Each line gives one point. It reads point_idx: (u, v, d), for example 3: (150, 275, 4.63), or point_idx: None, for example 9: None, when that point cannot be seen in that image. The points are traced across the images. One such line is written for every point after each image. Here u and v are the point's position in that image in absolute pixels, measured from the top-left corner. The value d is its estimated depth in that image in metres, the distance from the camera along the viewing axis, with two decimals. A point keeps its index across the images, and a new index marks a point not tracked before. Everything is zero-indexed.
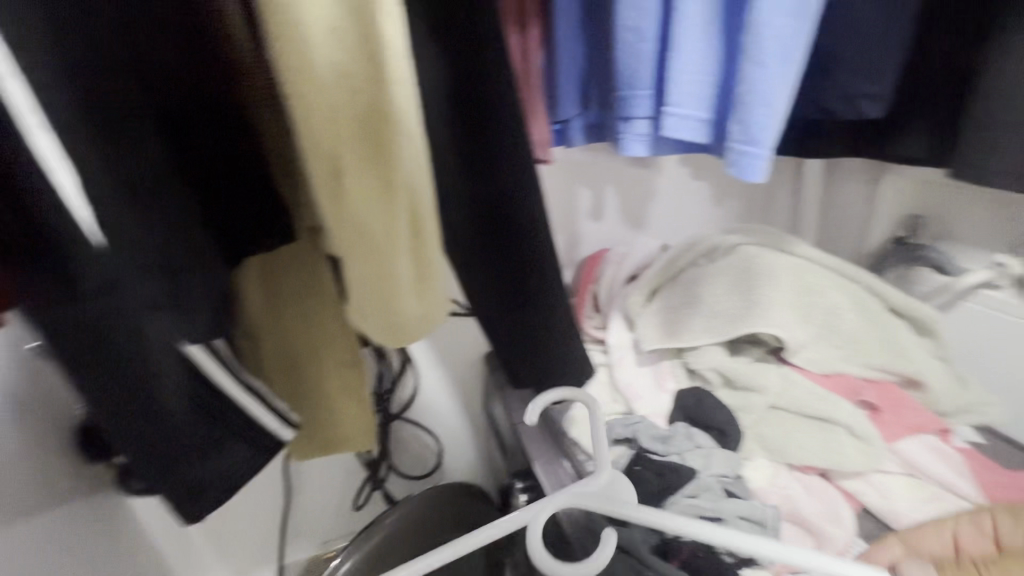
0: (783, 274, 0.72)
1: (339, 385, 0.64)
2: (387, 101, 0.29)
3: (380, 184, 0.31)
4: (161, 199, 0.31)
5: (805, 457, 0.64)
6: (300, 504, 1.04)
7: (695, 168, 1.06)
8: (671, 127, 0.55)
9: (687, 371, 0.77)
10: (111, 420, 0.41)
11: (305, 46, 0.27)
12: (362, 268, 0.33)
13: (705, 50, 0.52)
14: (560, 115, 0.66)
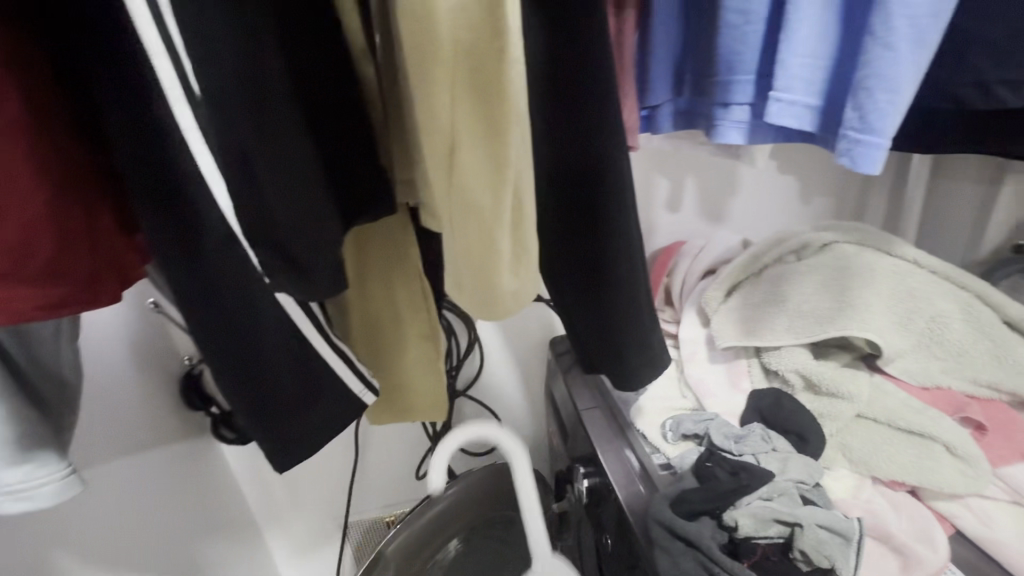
0: (882, 276, 0.68)
1: (420, 357, 0.67)
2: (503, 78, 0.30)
3: (489, 161, 0.32)
4: (285, 164, 0.36)
5: (894, 472, 0.60)
6: (367, 466, 1.10)
7: (784, 163, 1.00)
8: (777, 114, 0.53)
9: (765, 371, 0.74)
10: (233, 366, 0.47)
11: (433, 27, 0.29)
12: (464, 241, 0.35)
13: (819, 34, 0.50)
14: (650, 101, 0.64)
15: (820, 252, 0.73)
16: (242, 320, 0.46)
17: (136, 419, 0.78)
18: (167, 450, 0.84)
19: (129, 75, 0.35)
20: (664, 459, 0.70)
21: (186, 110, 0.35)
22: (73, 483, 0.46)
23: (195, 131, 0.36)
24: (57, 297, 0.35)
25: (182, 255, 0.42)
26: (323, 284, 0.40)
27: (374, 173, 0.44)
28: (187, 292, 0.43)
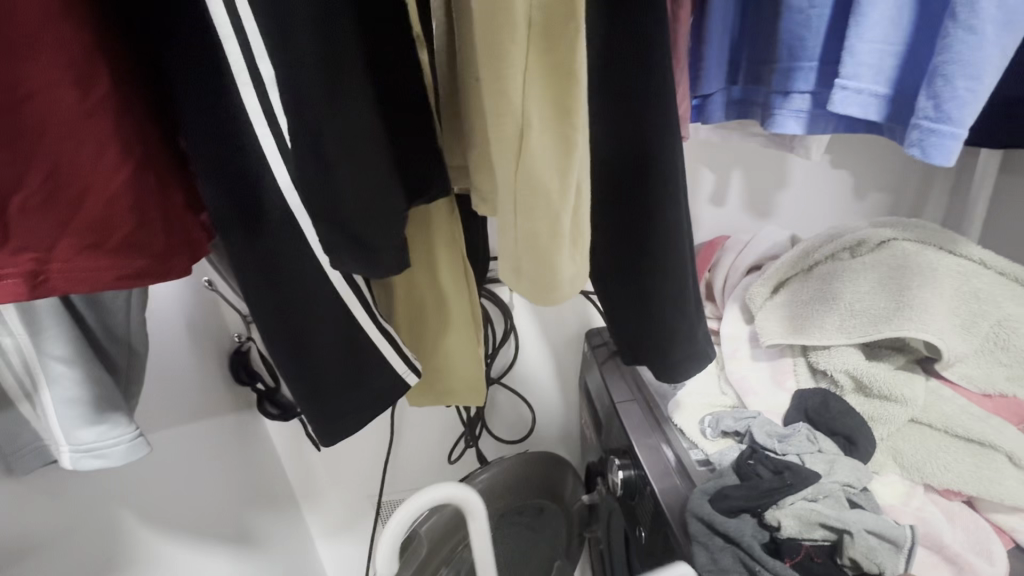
0: (944, 276, 0.65)
1: (460, 341, 0.68)
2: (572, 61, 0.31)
3: (559, 143, 0.33)
4: (353, 148, 0.38)
5: (950, 481, 0.57)
6: (402, 448, 1.13)
7: (837, 156, 0.96)
8: (842, 102, 0.52)
9: (811, 371, 0.72)
10: (286, 340, 0.48)
11: (511, 11, 0.30)
12: (528, 225, 0.35)
13: (892, 17, 0.49)
14: (702, 90, 0.63)
15: (878, 249, 0.70)
16: (298, 298, 0.48)
17: (192, 390, 0.82)
18: (216, 422, 0.88)
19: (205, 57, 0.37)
20: (702, 455, 0.68)
21: (253, 93, 0.39)
22: (141, 446, 0.49)
23: (260, 113, 0.39)
24: (135, 268, 0.35)
25: (243, 235, 0.44)
26: (386, 262, 0.43)
27: (430, 155, 0.46)
28: (248, 270, 0.45)
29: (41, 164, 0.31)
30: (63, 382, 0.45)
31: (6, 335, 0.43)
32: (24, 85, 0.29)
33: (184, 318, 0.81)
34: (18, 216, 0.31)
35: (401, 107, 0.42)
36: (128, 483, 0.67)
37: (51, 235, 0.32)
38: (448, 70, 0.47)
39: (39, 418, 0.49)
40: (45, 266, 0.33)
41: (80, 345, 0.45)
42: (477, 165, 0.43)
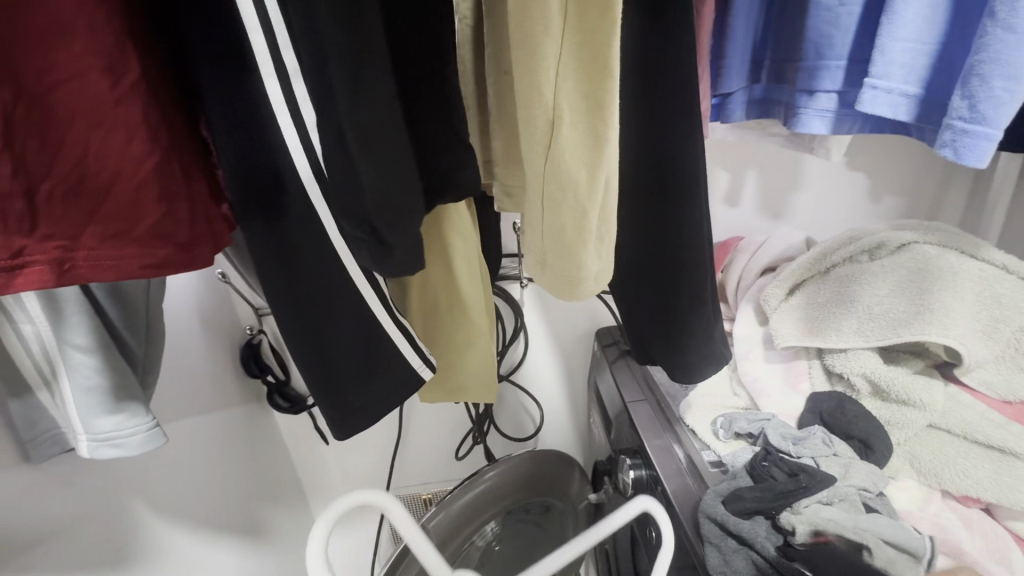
0: (965, 280, 0.64)
1: (475, 337, 0.68)
2: (604, 57, 0.31)
3: (589, 135, 0.33)
4: (377, 142, 0.37)
5: (969, 487, 0.57)
6: (409, 442, 1.13)
7: (855, 159, 0.95)
8: (871, 101, 0.52)
9: (826, 373, 0.71)
10: (299, 328, 0.49)
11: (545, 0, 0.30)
12: (555, 218, 0.36)
13: (924, 17, 0.48)
14: (724, 89, 0.63)
15: (898, 251, 0.69)
16: (317, 288, 0.48)
17: (204, 381, 0.83)
18: (224, 414, 0.88)
19: (227, 45, 0.37)
20: (715, 456, 0.68)
21: (276, 83, 0.38)
22: (157, 436, 0.49)
23: (283, 104, 0.39)
24: (159, 257, 0.35)
25: (263, 224, 0.44)
26: (398, 260, 0.42)
27: (454, 149, 0.44)
28: (268, 259, 0.45)
29: (71, 153, 0.31)
30: (83, 370, 0.45)
31: (27, 322, 0.43)
32: (54, 74, 0.29)
33: (197, 309, 0.81)
34: (47, 203, 0.31)
35: (427, 99, 0.42)
36: (143, 473, 0.67)
37: (78, 224, 0.32)
38: (473, 64, 0.47)
39: (57, 406, 0.49)
40: (71, 254, 0.33)
41: (100, 334, 0.45)
42: (505, 162, 0.47)
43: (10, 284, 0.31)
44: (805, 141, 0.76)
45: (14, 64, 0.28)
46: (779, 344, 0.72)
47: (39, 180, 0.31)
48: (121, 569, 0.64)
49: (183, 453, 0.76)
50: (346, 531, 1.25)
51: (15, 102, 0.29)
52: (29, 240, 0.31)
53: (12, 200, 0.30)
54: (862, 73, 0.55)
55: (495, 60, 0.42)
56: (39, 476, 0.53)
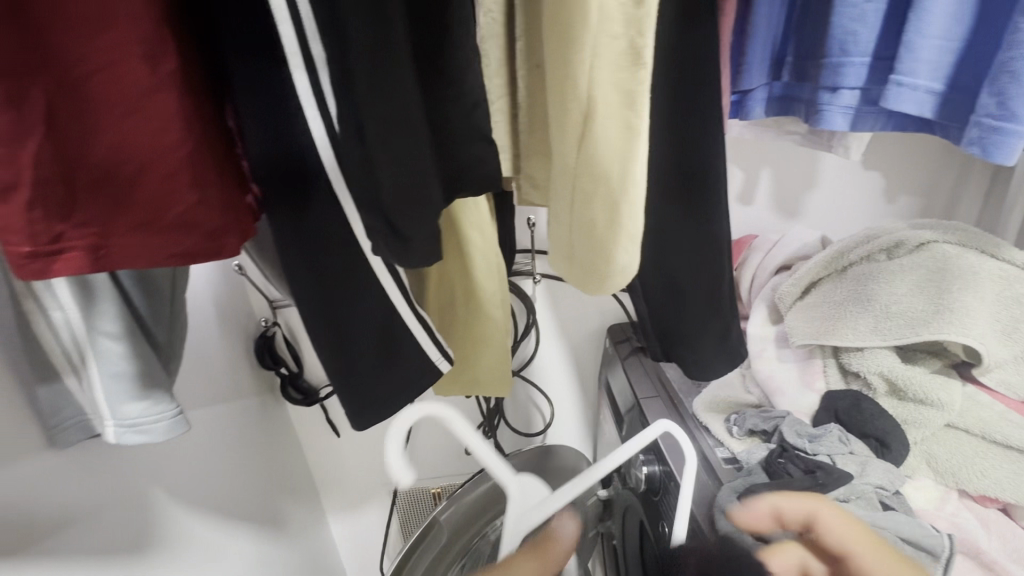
0: (986, 280, 0.63)
1: (491, 331, 0.69)
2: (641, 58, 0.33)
3: (622, 128, 0.35)
4: (398, 135, 0.37)
5: (987, 486, 0.57)
6: (419, 436, 1.14)
7: (871, 158, 0.95)
8: (896, 99, 0.52)
9: (841, 372, 0.71)
10: (319, 320, 0.49)
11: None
12: (584, 211, 0.39)
13: (948, 16, 0.50)
14: (744, 86, 0.63)
15: (917, 250, 0.69)
16: (340, 280, 0.48)
17: (221, 372, 0.84)
18: (239, 404, 0.89)
19: (250, 31, 0.37)
20: (728, 453, 0.68)
21: (304, 75, 0.38)
22: (180, 423, 0.50)
23: (310, 96, 0.38)
24: (187, 247, 0.35)
25: (287, 216, 0.44)
26: (418, 253, 0.42)
27: (474, 143, 0.44)
28: (292, 250, 0.45)
29: (105, 140, 0.31)
30: (111, 357, 0.45)
31: (57, 308, 0.44)
32: (90, 61, 0.29)
33: (214, 300, 0.82)
34: (83, 191, 0.32)
35: (446, 92, 0.41)
36: (163, 460, 0.68)
37: (110, 212, 0.33)
38: (499, 58, 0.47)
39: (83, 392, 0.49)
40: (103, 241, 0.33)
41: (128, 321, 0.46)
42: (534, 155, 0.50)
43: (50, 268, 0.33)
44: (823, 138, 0.76)
45: (54, 53, 0.29)
46: (794, 341, 0.72)
47: (74, 168, 0.31)
48: (142, 554, 0.65)
49: (201, 442, 0.77)
50: (355, 523, 1.26)
51: (54, 90, 0.29)
52: (66, 226, 0.33)
53: (50, 186, 0.31)
54: (886, 70, 0.56)
55: (528, 55, 0.45)
56: (65, 460, 0.54)
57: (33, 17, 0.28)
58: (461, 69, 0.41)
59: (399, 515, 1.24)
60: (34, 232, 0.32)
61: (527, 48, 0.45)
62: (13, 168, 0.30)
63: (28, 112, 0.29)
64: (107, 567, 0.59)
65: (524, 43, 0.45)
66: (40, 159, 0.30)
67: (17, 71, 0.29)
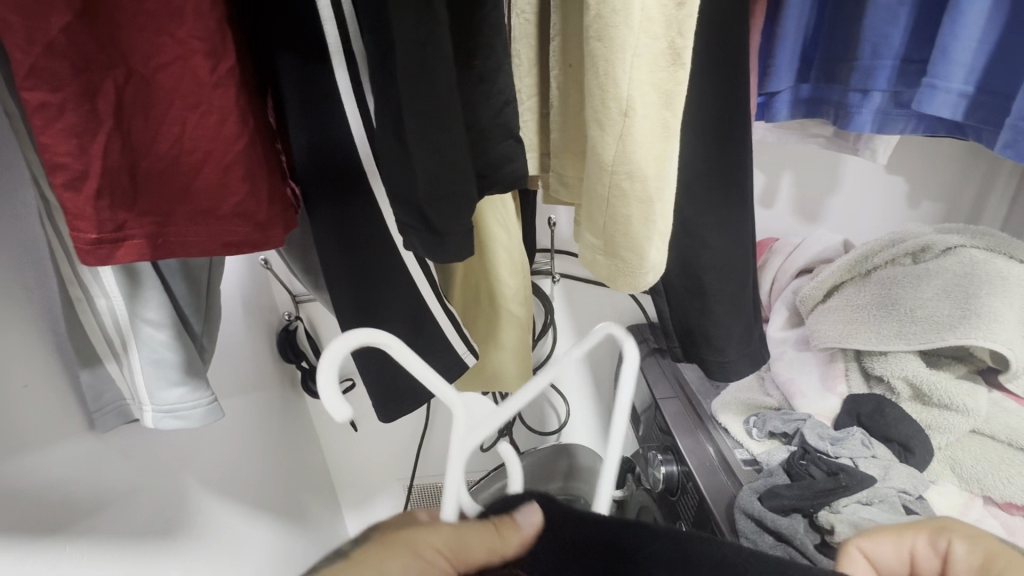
0: (1015, 285, 0.63)
1: (514, 327, 0.70)
2: (682, 61, 0.36)
3: (658, 129, 0.37)
4: (434, 131, 0.37)
5: (1013, 494, 0.56)
6: (435, 431, 1.15)
7: (895, 162, 0.94)
8: (930, 101, 0.53)
9: (864, 376, 0.70)
10: (350, 313, 0.50)
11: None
12: (619, 209, 0.40)
13: (984, 19, 0.50)
14: (770, 88, 0.63)
15: (944, 255, 0.69)
16: (375, 272, 0.49)
17: (246, 363, 0.85)
18: (261, 396, 0.90)
19: (298, 29, 0.37)
20: (748, 454, 0.68)
21: (344, 71, 0.39)
22: (216, 411, 0.51)
23: (349, 92, 0.40)
24: (239, 236, 0.36)
25: (328, 208, 0.44)
26: (457, 247, 0.42)
27: (505, 142, 0.43)
28: (331, 241, 0.46)
29: (170, 131, 0.33)
30: (153, 344, 0.46)
31: (102, 296, 0.45)
32: (161, 56, 0.31)
33: (240, 292, 0.84)
34: (146, 181, 0.33)
35: (479, 91, 0.41)
36: (191, 447, 0.70)
37: (171, 201, 0.35)
38: (531, 57, 0.48)
39: (123, 376, 0.51)
40: (164, 229, 0.35)
41: (170, 309, 0.47)
42: (561, 154, 0.50)
43: (112, 255, 0.34)
44: (848, 142, 0.76)
45: (129, 48, 0.31)
46: (817, 345, 0.73)
47: (139, 159, 0.33)
48: (169, 537, 0.66)
49: (225, 430, 0.79)
50: (370, 518, 1.27)
51: (126, 83, 0.31)
52: (129, 215, 0.34)
53: (119, 176, 0.32)
54: (918, 73, 0.56)
55: (563, 55, 0.45)
56: (101, 444, 0.56)
57: (110, 15, 0.30)
58: (493, 67, 0.41)
59: (413, 511, 1.25)
60: (101, 219, 0.33)
61: (561, 48, 0.45)
62: (84, 159, 0.31)
63: (100, 104, 0.30)
64: (138, 548, 0.61)
65: (558, 43, 0.44)
66: (110, 149, 0.32)
67: (92, 64, 0.30)
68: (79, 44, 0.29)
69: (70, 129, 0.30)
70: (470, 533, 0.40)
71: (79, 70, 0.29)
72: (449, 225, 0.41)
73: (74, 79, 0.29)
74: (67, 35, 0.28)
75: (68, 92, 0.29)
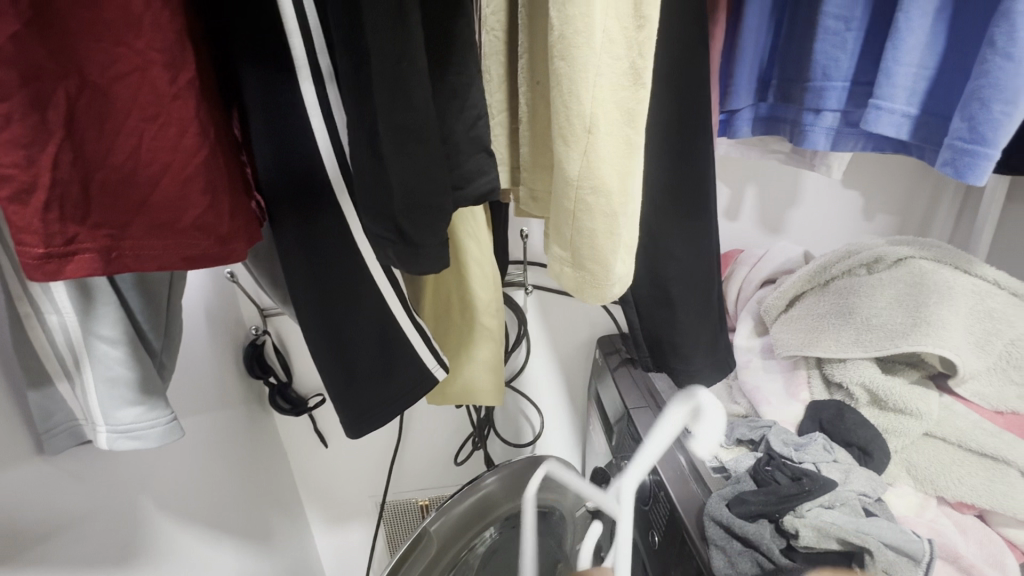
0: (961, 294, 0.67)
1: (485, 339, 0.70)
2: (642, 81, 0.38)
3: (622, 145, 0.39)
4: (410, 144, 0.37)
5: (963, 494, 0.59)
6: (408, 446, 1.14)
7: (850, 177, 0.98)
8: (876, 121, 0.56)
9: (826, 382, 0.73)
10: (317, 328, 0.49)
11: (589, 19, 0.34)
12: (585, 223, 0.40)
13: (923, 45, 0.53)
14: (731, 106, 0.67)
15: (895, 266, 0.72)
16: (340, 281, 0.48)
17: (210, 379, 0.83)
18: (226, 413, 0.87)
19: (265, 43, 0.37)
20: (717, 462, 0.68)
21: (312, 86, 0.38)
22: (175, 430, 0.49)
23: (316, 107, 0.39)
24: (199, 250, 0.36)
25: (294, 219, 0.43)
26: (427, 260, 0.42)
27: (475, 155, 0.43)
28: (295, 254, 0.45)
29: (125, 143, 0.32)
30: (108, 361, 0.45)
31: (53, 312, 0.43)
32: (118, 68, 0.30)
33: (204, 305, 0.81)
34: (100, 193, 0.32)
35: (452, 106, 0.41)
36: (151, 469, 0.67)
37: (127, 214, 0.34)
38: (501, 74, 0.49)
39: (74, 396, 0.48)
40: (118, 243, 0.34)
41: (126, 325, 0.45)
42: (531, 168, 0.50)
43: (62, 270, 0.33)
44: (805, 158, 0.79)
45: (80, 57, 0.30)
46: (780, 353, 0.75)
47: (93, 171, 0.32)
48: (122, 564, 0.63)
49: (187, 450, 0.76)
50: (340, 537, 1.24)
51: (79, 93, 0.30)
52: (82, 228, 0.33)
53: (70, 188, 0.31)
54: (865, 95, 0.59)
55: (530, 71, 0.45)
56: (51, 469, 0.53)
57: (60, 24, 0.29)
58: (465, 82, 0.41)
59: (385, 528, 1.23)
60: (49, 233, 0.31)
61: (529, 64, 0.45)
62: (32, 170, 0.30)
63: (50, 115, 0.30)
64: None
65: (526, 59, 0.45)
66: (60, 161, 0.31)
67: (42, 75, 0.29)
68: (29, 54, 0.28)
69: (17, 139, 0.29)
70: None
71: (27, 80, 0.29)
72: (419, 240, 0.41)
73: (23, 88, 0.28)
74: (15, 43, 0.28)
75: (16, 102, 0.28)
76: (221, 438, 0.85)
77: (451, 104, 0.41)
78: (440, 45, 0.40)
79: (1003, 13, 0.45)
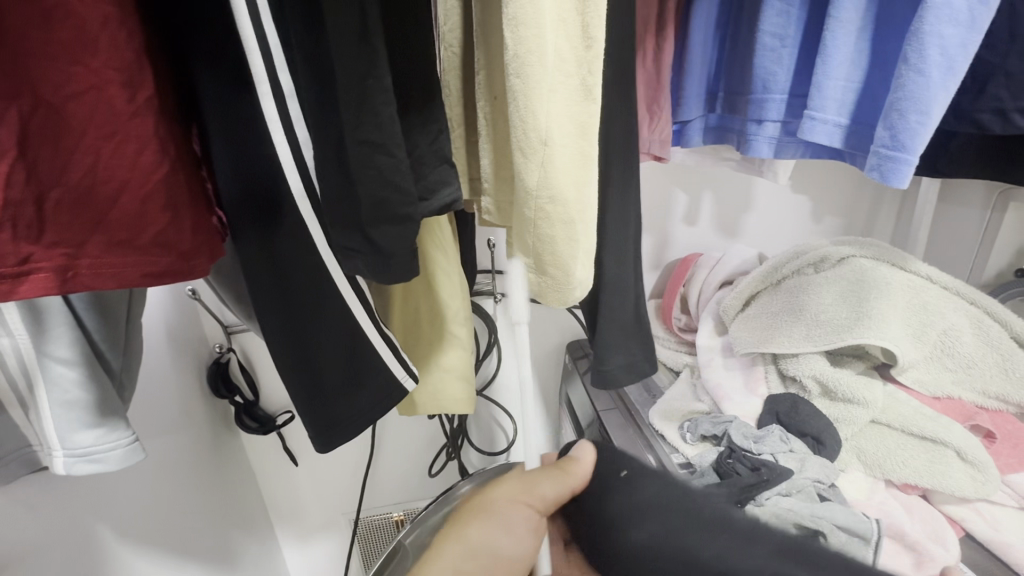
0: (898, 288, 0.72)
1: (455, 346, 0.70)
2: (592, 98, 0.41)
3: (577, 157, 0.41)
4: (374, 159, 0.38)
5: (908, 476, 0.63)
6: (381, 459, 1.13)
7: (797, 181, 1.04)
8: (811, 131, 0.61)
9: (782, 377, 0.76)
10: (282, 339, 0.49)
11: (542, 39, 0.36)
12: (545, 231, 0.42)
13: (850, 61, 0.57)
14: (682, 117, 0.70)
15: (838, 264, 0.77)
16: (306, 293, 0.48)
17: (172, 401, 0.80)
18: (189, 435, 0.85)
19: (223, 61, 0.38)
20: (683, 458, 0.70)
21: (271, 102, 0.38)
22: (137, 451, 0.48)
23: (277, 122, 0.39)
24: (160, 265, 0.36)
25: (254, 232, 0.44)
26: (396, 269, 0.43)
27: (440, 167, 0.44)
28: (259, 266, 0.45)
29: (82, 161, 0.32)
30: (63, 383, 0.44)
31: (5, 335, 0.42)
32: (72, 87, 0.31)
33: (165, 326, 0.80)
34: (56, 213, 0.32)
35: (415, 122, 0.43)
36: (112, 497, 0.65)
37: (83, 232, 0.33)
38: (459, 88, 0.50)
39: (30, 424, 0.47)
40: (75, 261, 0.33)
41: (83, 346, 0.44)
42: (493, 178, 0.51)
43: (15, 290, 0.32)
44: (755, 165, 0.84)
45: (34, 78, 0.30)
46: (738, 350, 0.78)
47: (47, 190, 0.32)
48: None
49: (149, 473, 0.74)
50: (314, 557, 1.21)
51: (32, 112, 0.30)
52: (37, 247, 0.32)
53: (24, 208, 0.31)
54: (801, 106, 0.64)
55: (488, 85, 0.47)
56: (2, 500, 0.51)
57: (11, 45, 0.29)
58: (425, 97, 0.43)
59: (360, 545, 1.21)
60: (3, 252, 0.31)
61: (487, 80, 0.47)
62: None
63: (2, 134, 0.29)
64: None
65: (483, 75, 0.46)
66: (14, 180, 0.30)
67: None
68: None
69: None
70: (540, 477, 0.51)
71: None
72: (386, 250, 0.41)
73: None
74: None
75: None
76: (185, 462, 0.83)
77: (412, 120, 0.43)
78: (399, 63, 0.41)
79: (914, 33, 0.49)
